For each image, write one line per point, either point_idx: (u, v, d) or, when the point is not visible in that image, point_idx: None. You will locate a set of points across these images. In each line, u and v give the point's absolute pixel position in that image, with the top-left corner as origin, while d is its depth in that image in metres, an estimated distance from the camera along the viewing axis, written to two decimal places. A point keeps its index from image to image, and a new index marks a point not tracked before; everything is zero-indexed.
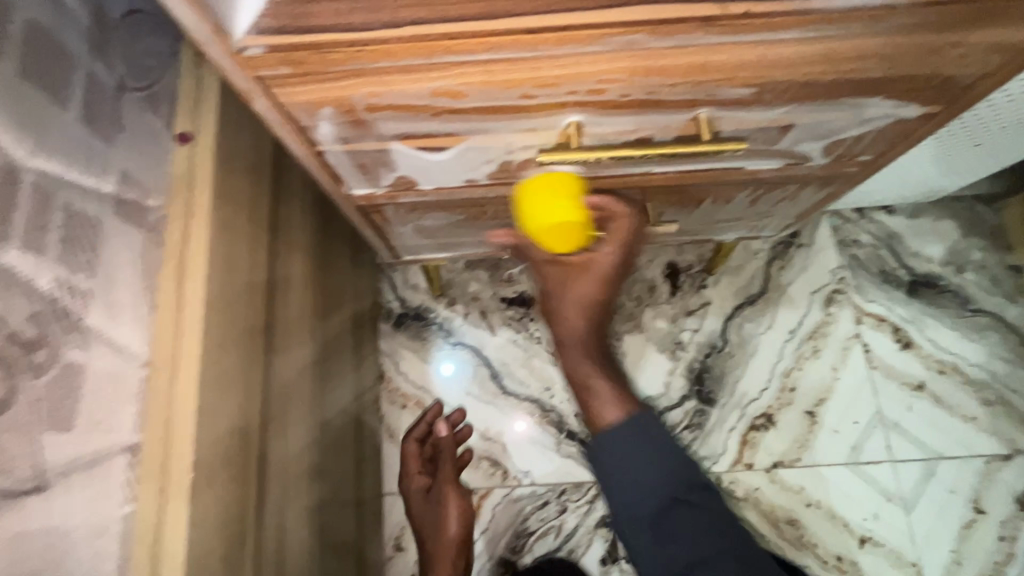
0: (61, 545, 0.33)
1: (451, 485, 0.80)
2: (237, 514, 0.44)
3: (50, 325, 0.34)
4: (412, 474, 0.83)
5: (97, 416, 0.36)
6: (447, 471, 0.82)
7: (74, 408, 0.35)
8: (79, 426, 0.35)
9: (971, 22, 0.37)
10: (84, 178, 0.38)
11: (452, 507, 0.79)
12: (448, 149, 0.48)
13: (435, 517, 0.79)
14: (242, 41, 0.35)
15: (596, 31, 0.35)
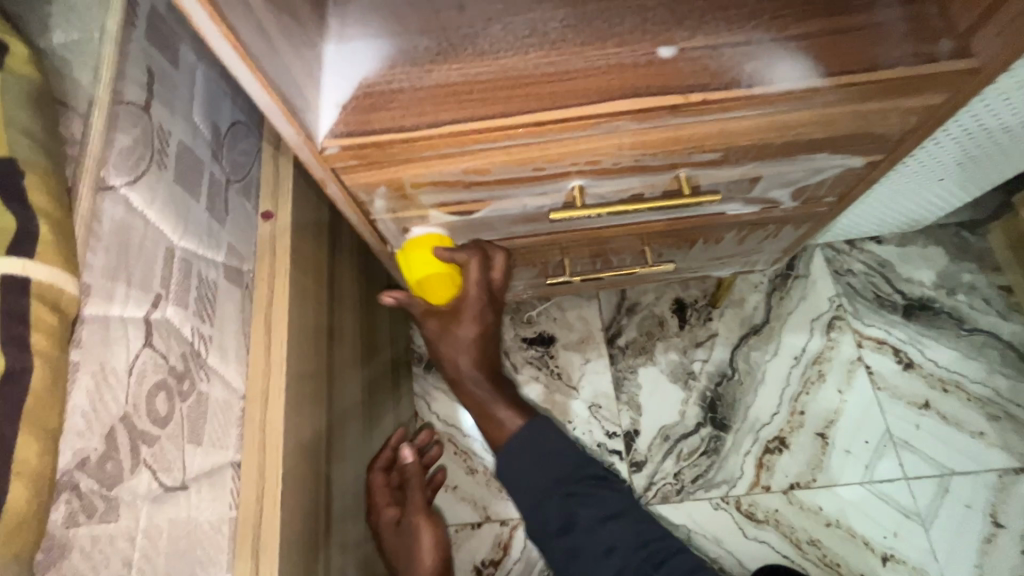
0: (192, 536, 0.42)
1: (422, 514, 0.75)
2: (308, 524, 0.52)
3: (190, 363, 0.44)
4: (381, 508, 0.74)
5: (213, 435, 0.45)
6: (417, 499, 0.77)
7: (200, 426, 0.44)
8: (204, 441, 0.44)
9: (887, 93, 0.47)
10: (205, 251, 0.48)
11: (425, 536, 0.75)
12: (475, 212, 0.59)
13: (407, 552, 0.73)
14: (320, 143, 0.46)
15: (589, 120, 0.46)
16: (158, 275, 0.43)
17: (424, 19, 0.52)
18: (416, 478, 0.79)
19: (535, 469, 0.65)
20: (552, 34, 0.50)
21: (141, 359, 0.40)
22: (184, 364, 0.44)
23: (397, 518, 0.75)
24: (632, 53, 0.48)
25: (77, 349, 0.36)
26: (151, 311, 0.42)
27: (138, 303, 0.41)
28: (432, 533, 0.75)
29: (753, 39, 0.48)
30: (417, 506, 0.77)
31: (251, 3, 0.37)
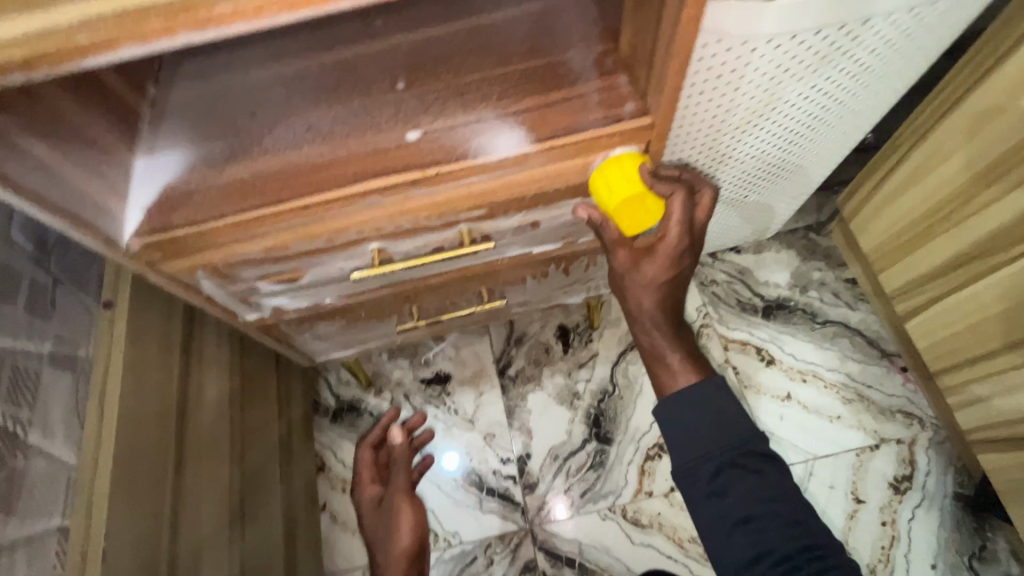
0: None
1: (402, 498, 0.92)
2: None
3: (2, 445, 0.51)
4: (365, 484, 0.95)
5: (35, 505, 0.52)
6: (399, 483, 0.94)
7: (14, 499, 0.50)
8: (19, 510, 0.50)
9: (590, 148, 0.58)
10: (27, 344, 0.56)
11: (405, 517, 0.90)
12: (299, 280, 0.68)
13: (387, 524, 0.90)
14: (123, 242, 0.55)
15: (346, 200, 0.56)
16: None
17: (221, 127, 0.62)
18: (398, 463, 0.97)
19: (700, 426, 0.61)
20: (323, 129, 0.60)
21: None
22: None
23: (377, 495, 0.95)
24: (384, 139, 0.59)
25: None
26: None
27: None
28: (409, 516, 0.90)
29: (480, 116, 0.59)
30: (400, 489, 0.94)
31: (24, 151, 0.47)
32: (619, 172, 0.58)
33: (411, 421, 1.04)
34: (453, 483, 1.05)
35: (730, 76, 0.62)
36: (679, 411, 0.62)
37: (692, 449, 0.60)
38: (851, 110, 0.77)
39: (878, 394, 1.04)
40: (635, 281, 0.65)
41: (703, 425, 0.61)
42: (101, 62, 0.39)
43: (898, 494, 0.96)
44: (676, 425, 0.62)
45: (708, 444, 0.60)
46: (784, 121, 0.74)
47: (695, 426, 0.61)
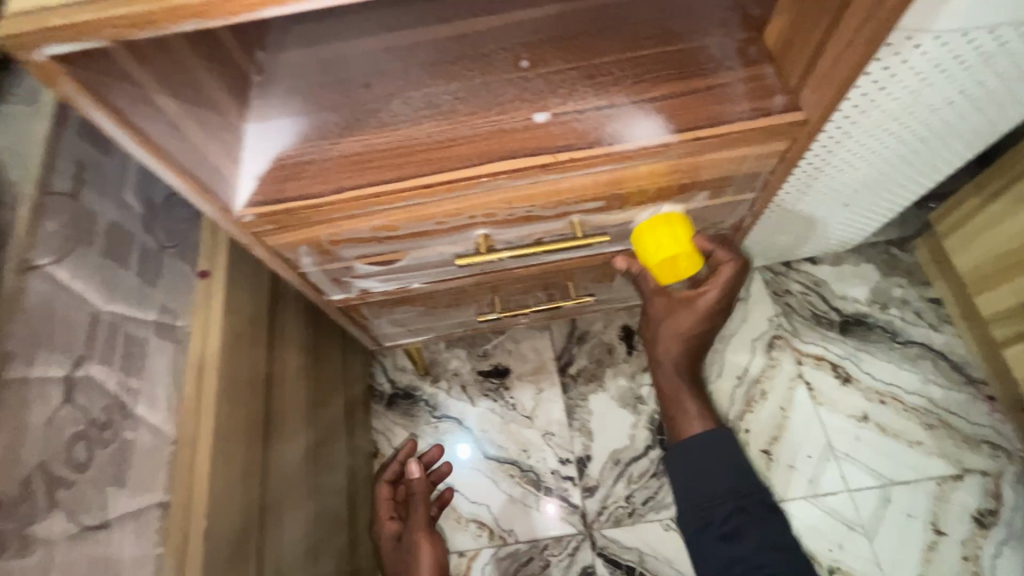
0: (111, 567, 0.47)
1: (420, 532, 0.83)
2: (241, 559, 0.56)
3: (114, 414, 0.51)
4: (383, 519, 0.89)
5: (143, 476, 0.51)
6: (419, 516, 0.86)
7: (124, 468, 0.50)
8: (131, 483, 0.50)
9: (733, 143, 0.53)
10: (136, 312, 0.55)
11: (425, 553, 0.82)
12: (397, 262, 0.66)
13: (407, 563, 0.83)
14: (238, 212, 0.52)
15: (472, 180, 0.53)
16: (81, 338, 0.50)
17: (334, 98, 0.59)
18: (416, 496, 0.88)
19: (716, 469, 0.75)
20: (444, 105, 0.57)
21: (60, 413, 0.47)
22: (108, 414, 0.50)
23: (398, 531, 0.88)
24: (511, 119, 0.55)
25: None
26: (74, 370, 0.49)
27: (58, 362, 0.48)
28: (429, 551, 0.81)
29: (614, 101, 0.55)
30: (418, 524, 0.85)
31: (159, 107, 0.44)
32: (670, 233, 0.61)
33: (428, 455, 1.00)
34: (510, 480, 1.02)
35: (887, 73, 0.57)
36: (695, 456, 0.77)
37: (710, 490, 0.74)
38: (985, 121, 0.72)
39: (962, 423, 0.99)
40: (669, 322, 0.74)
41: (711, 469, 0.76)
42: (287, 11, 0.37)
43: (982, 528, 0.92)
44: (686, 469, 0.77)
45: (718, 491, 0.74)
46: (920, 125, 0.69)
47: (697, 480, 0.75)
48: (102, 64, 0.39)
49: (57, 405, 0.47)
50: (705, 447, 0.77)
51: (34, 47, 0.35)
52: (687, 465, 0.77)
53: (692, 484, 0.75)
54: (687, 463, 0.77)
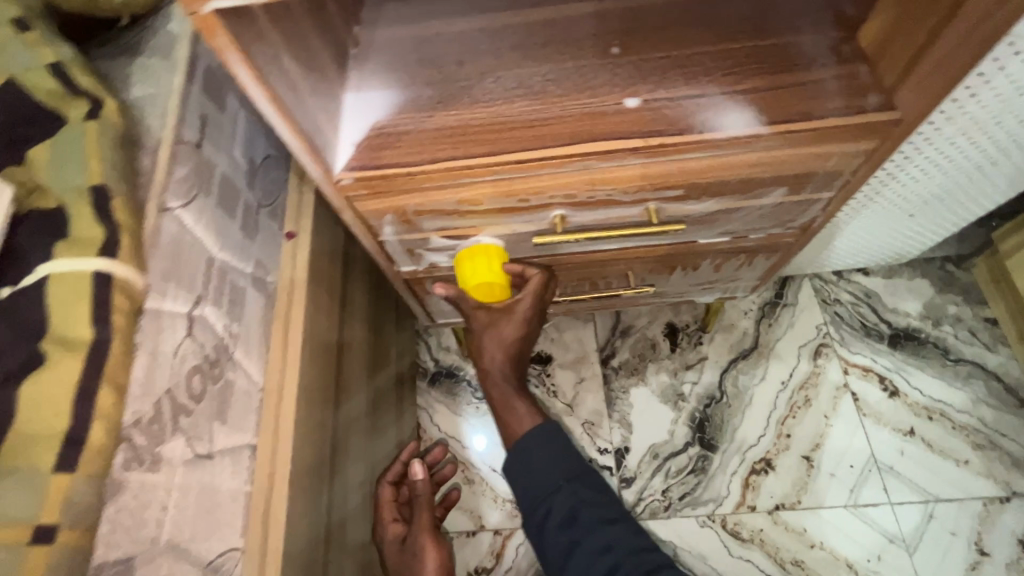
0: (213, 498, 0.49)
1: (425, 535, 0.74)
2: (313, 507, 0.59)
3: (222, 354, 0.53)
4: (384, 522, 0.80)
5: (233, 415, 0.52)
6: (423, 516, 0.78)
7: (224, 404, 0.52)
8: (229, 418, 0.52)
9: (824, 138, 0.54)
10: (239, 264, 0.57)
11: (430, 557, 0.73)
12: (471, 238, 0.67)
13: (411, 569, 0.73)
14: (337, 175, 0.55)
15: (562, 159, 0.54)
16: (200, 278, 0.52)
17: (429, 73, 0.62)
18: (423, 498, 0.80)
19: (547, 460, 0.66)
20: (536, 86, 0.59)
21: (184, 344, 0.49)
22: (216, 353, 0.52)
23: (402, 534, 0.78)
24: (602, 103, 0.57)
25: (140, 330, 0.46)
26: (193, 309, 0.51)
27: (180, 301, 0.49)
28: (435, 556, 0.72)
29: (705, 92, 0.56)
30: (423, 524, 0.76)
31: (285, 66, 0.46)
32: (481, 262, 0.67)
33: (432, 455, 1.02)
34: None
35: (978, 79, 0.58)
36: (532, 449, 0.66)
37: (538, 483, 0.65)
38: None
39: (1013, 445, 0.98)
40: (492, 335, 0.68)
41: (551, 458, 0.66)
42: None
43: None
44: (525, 457, 0.66)
45: (542, 483, 0.65)
46: (1004, 138, 0.69)
47: (537, 469, 0.65)
48: (247, 21, 0.41)
49: (181, 338, 0.49)
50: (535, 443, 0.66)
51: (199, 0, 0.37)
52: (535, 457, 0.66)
53: (534, 470, 0.66)
54: (522, 458, 0.66)
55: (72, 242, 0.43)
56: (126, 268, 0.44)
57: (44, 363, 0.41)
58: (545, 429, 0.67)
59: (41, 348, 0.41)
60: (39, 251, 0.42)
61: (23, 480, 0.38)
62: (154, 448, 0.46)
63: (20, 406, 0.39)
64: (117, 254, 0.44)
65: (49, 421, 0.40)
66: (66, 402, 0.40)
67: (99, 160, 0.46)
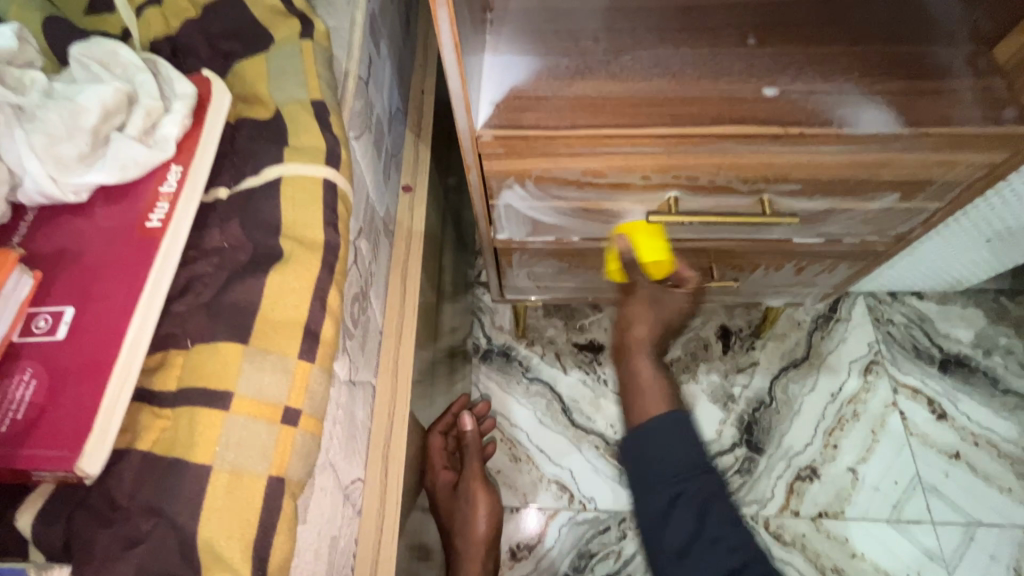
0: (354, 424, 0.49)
1: (477, 484, 0.86)
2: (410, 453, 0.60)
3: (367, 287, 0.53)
4: (438, 470, 0.88)
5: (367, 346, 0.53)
6: (473, 469, 0.88)
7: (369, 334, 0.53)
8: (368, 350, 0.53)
9: (957, 144, 0.55)
10: (379, 205, 0.58)
11: (481, 504, 0.85)
12: (579, 210, 0.68)
13: (463, 516, 0.85)
14: (479, 131, 0.57)
15: (702, 138, 0.56)
16: (363, 208, 0.51)
17: (565, 44, 0.62)
18: (473, 448, 0.91)
19: (668, 450, 0.66)
20: (673, 67, 0.60)
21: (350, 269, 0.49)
22: (366, 284, 0.51)
23: (454, 481, 0.89)
24: (740, 89, 0.58)
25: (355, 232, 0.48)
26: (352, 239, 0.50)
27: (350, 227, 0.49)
28: (485, 507, 0.85)
29: (842, 88, 0.57)
30: (474, 475, 0.87)
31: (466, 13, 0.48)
32: (651, 237, 0.69)
33: (479, 409, 1.02)
34: (594, 450, 1.05)
35: None
36: (659, 435, 0.67)
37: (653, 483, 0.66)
38: None
39: None
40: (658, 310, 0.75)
41: (678, 449, 0.66)
42: None
43: None
44: (648, 440, 0.68)
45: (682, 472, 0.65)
46: None
47: (664, 455, 0.66)
48: None
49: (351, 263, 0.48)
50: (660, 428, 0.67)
51: None
52: (654, 444, 0.67)
53: (659, 459, 0.66)
54: (645, 447, 0.67)
55: (297, 148, 0.42)
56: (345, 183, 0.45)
57: (283, 260, 0.39)
58: (680, 419, 0.68)
59: (278, 244, 0.40)
60: (265, 152, 0.42)
61: (270, 364, 0.37)
62: (335, 361, 0.43)
63: (261, 297, 0.38)
64: (339, 165, 0.43)
65: (292, 312, 0.38)
66: (303, 299, 0.39)
67: (315, 74, 0.44)
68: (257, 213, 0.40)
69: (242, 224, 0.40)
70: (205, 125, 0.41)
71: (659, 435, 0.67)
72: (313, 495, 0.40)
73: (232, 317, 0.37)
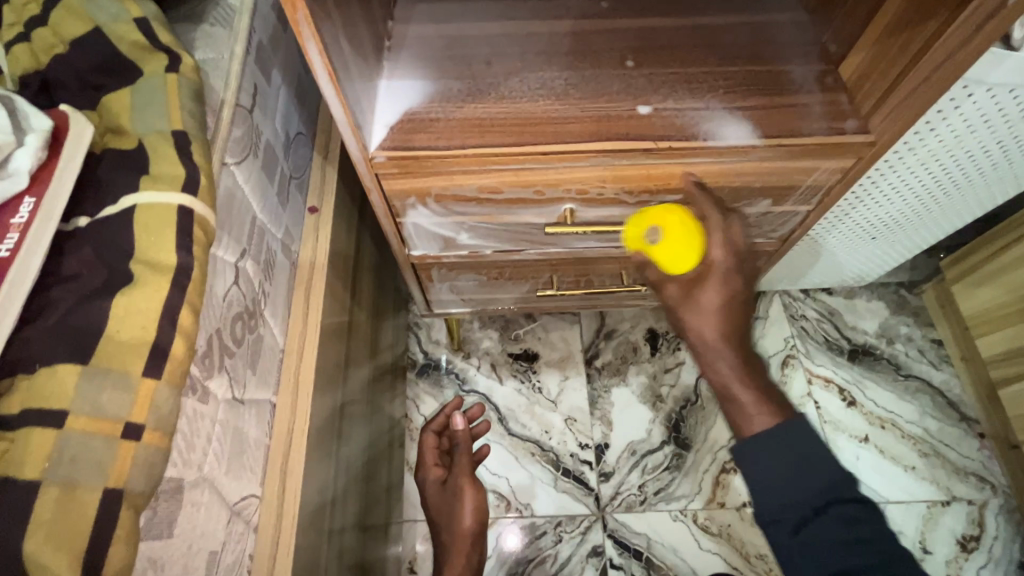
0: (243, 442, 0.51)
1: (466, 479, 0.83)
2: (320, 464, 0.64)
3: (258, 307, 0.56)
4: (428, 466, 0.86)
5: (257, 364, 0.55)
6: (463, 465, 0.85)
7: (258, 353, 0.55)
8: (260, 369, 0.56)
9: (808, 154, 0.62)
10: (274, 228, 0.61)
11: (468, 500, 0.82)
12: (482, 225, 0.72)
13: (450, 508, 0.82)
14: (372, 153, 0.59)
15: (581, 154, 0.60)
16: (245, 233, 0.55)
17: (458, 68, 0.66)
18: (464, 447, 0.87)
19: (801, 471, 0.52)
20: (557, 88, 0.64)
21: (233, 290, 0.52)
22: (254, 306, 0.55)
23: (443, 478, 0.85)
24: (618, 108, 0.63)
25: (217, 249, 0.50)
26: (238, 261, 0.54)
27: (231, 249, 0.52)
28: (474, 500, 0.81)
29: (709, 105, 0.63)
30: (463, 472, 0.84)
31: (340, 44, 0.50)
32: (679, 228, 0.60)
33: (473, 411, 0.96)
34: (530, 458, 1.07)
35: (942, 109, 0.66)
36: (775, 446, 0.53)
37: (771, 505, 0.52)
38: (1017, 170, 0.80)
39: (954, 454, 1.07)
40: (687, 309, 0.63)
41: (803, 469, 0.52)
42: None
43: (964, 551, 1.00)
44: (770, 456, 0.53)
45: (798, 499, 0.52)
46: (955, 169, 0.78)
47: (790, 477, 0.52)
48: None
49: (231, 283, 0.51)
50: (793, 442, 0.53)
51: None
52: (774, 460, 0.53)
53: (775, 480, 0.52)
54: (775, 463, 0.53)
55: (154, 178, 0.45)
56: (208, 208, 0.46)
57: (135, 285, 0.42)
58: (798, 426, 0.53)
59: (129, 267, 0.43)
60: (125, 181, 0.45)
61: (116, 384, 0.39)
62: (204, 381, 0.47)
63: (109, 319, 0.41)
64: (198, 192, 0.46)
65: (139, 334, 0.41)
66: (151, 322, 0.41)
67: (177, 105, 0.47)
68: (112, 239, 0.43)
69: (97, 251, 0.43)
70: (61, 157, 0.43)
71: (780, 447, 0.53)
72: (180, 510, 0.43)
73: (80, 337, 0.40)
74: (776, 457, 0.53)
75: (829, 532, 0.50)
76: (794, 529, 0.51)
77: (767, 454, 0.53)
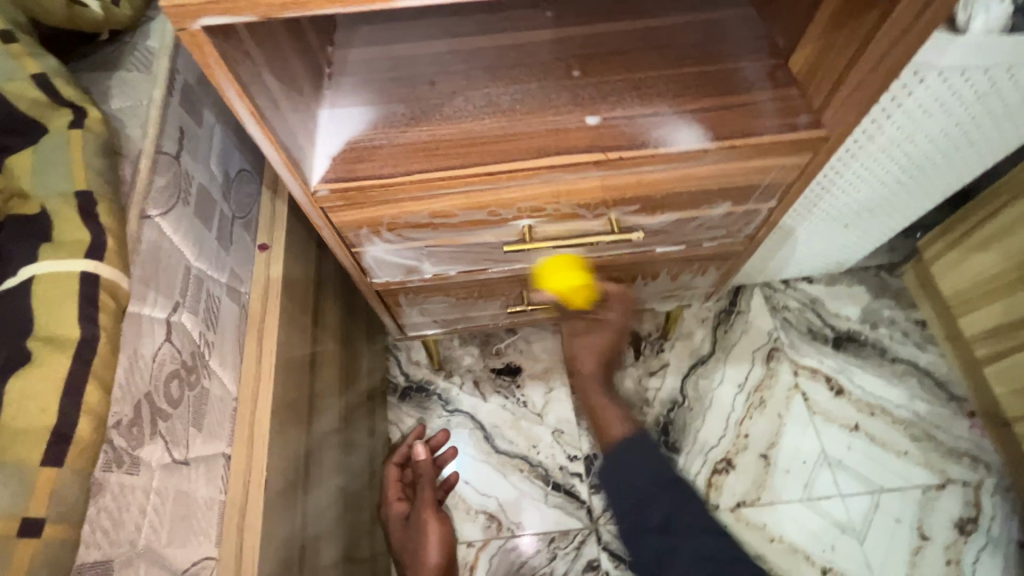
0: (186, 502, 0.51)
1: (430, 512, 0.86)
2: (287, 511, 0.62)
3: (199, 359, 0.56)
4: (391, 500, 0.90)
5: (200, 419, 0.55)
6: (426, 498, 0.88)
7: (203, 407, 0.55)
8: (206, 425, 0.55)
9: (763, 152, 0.60)
10: (212, 271, 0.60)
11: (432, 533, 0.85)
12: (439, 250, 0.70)
13: (415, 541, 0.85)
14: (313, 187, 0.57)
15: (526, 172, 0.59)
16: (178, 286, 0.55)
17: (401, 90, 0.64)
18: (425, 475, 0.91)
19: (644, 469, 0.86)
20: (504, 105, 0.63)
21: (164, 349, 0.52)
22: (192, 360, 0.55)
23: (406, 512, 0.89)
24: (565, 121, 0.61)
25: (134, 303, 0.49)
26: (171, 315, 0.54)
27: (160, 306, 0.52)
28: (438, 531, 0.85)
29: (658, 110, 0.61)
30: (425, 504, 0.88)
31: (266, 84, 0.49)
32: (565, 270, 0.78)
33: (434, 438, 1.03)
34: (519, 474, 1.05)
35: (901, 93, 0.66)
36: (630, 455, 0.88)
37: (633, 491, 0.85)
38: (985, 148, 0.78)
39: (946, 435, 1.06)
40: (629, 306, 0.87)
41: (642, 470, 0.86)
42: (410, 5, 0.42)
43: (964, 534, 0.99)
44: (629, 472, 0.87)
45: (658, 482, 0.85)
46: (920, 153, 0.77)
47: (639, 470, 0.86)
48: (232, 39, 0.43)
49: (161, 341, 0.51)
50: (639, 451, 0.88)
51: (191, 18, 0.39)
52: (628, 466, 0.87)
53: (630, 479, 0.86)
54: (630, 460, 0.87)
55: (57, 245, 0.45)
56: (115, 270, 0.46)
57: (34, 362, 0.42)
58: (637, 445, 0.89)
59: (28, 345, 0.42)
60: (22, 251, 0.45)
61: (10, 475, 0.39)
62: (133, 451, 0.47)
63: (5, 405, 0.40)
64: (104, 255, 0.46)
65: (39, 417, 0.41)
66: (55, 401, 0.41)
67: (81, 163, 0.48)
68: (12, 315, 0.43)
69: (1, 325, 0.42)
70: None
71: (631, 458, 0.87)
72: None
73: None
74: (629, 461, 0.87)
75: (665, 513, 0.83)
76: (639, 505, 0.84)
77: (631, 461, 0.87)
